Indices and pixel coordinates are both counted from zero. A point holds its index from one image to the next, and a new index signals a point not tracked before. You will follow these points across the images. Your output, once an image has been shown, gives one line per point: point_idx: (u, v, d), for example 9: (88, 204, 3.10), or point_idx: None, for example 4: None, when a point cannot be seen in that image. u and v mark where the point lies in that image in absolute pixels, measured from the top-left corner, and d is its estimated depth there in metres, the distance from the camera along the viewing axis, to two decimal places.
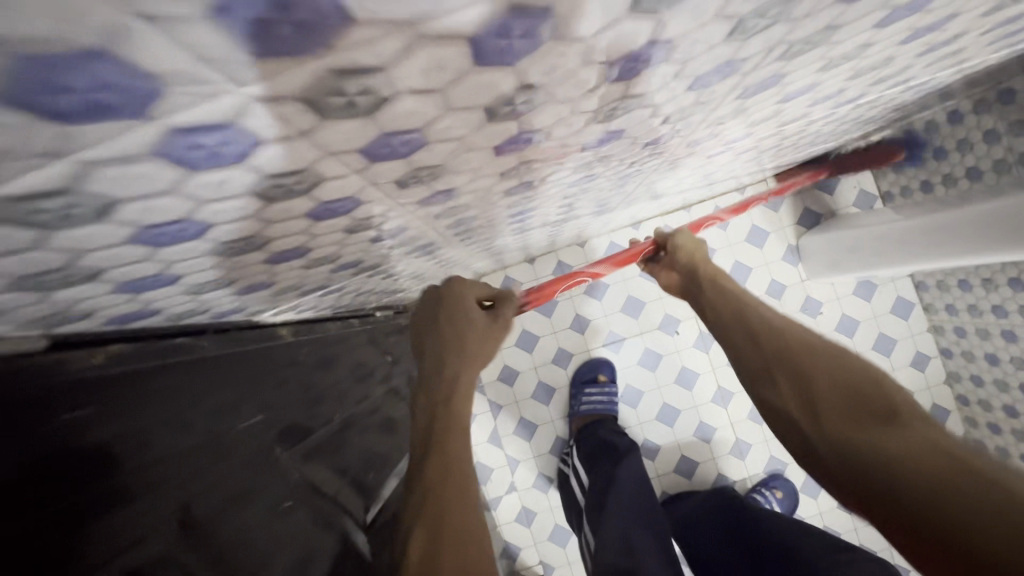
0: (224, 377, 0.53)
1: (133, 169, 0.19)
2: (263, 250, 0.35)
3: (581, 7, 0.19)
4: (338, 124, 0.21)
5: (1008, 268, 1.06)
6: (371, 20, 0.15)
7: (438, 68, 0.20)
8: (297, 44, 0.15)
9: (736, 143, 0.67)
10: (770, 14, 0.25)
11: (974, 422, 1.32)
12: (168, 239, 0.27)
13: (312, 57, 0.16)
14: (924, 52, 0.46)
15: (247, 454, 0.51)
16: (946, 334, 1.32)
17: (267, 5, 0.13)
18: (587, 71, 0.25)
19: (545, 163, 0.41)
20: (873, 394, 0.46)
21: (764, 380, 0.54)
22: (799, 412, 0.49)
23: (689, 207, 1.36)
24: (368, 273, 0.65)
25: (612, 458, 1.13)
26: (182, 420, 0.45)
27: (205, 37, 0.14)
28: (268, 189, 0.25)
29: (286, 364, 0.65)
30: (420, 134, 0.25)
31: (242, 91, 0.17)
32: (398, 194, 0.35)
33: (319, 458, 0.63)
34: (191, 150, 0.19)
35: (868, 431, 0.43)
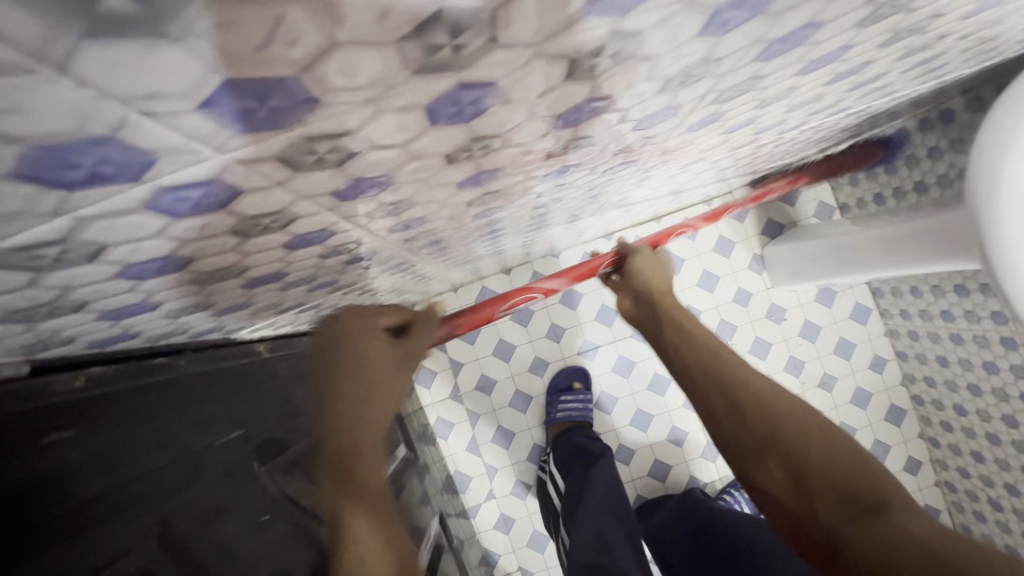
0: (202, 394, 0.54)
1: (123, 220, 0.21)
2: (243, 275, 0.37)
3: (520, 81, 0.22)
4: (313, 174, 0.24)
5: (952, 276, 1.13)
6: (334, 103, 0.18)
7: (400, 129, 0.23)
8: (272, 123, 0.18)
9: (695, 164, 0.71)
10: (692, 73, 0.29)
11: (929, 421, 1.39)
12: (153, 270, 0.29)
13: (285, 131, 0.19)
14: (852, 88, 0.51)
15: (230, 466, 0.53)
16: (901, 338, 1.39)
17: (248, 97, 0.16)
18: (535, 123, 0.28)
19: (508, 190, 0.44)
20: (859, 479, 0.49)
21: (746, 455, 0.55)
22: (788, 495, 0.51)
23: (659, 218, 1.41)
24: (342, 292, 0.67)
25: (584, 462, 1.17)
26: (164, 433, 0.46)
27: (190, 124, 0.16)
28: (245, 227, 0.28)
29: (260, 380, 0.66)
30: (385, 178, 0.28)
31: (224, 156, 0.19)
32: (368, 223, 0.37)
33: (300, 473, 0.64)
34: (177, 203, 0.22)
35: (861, 526, 0.46)
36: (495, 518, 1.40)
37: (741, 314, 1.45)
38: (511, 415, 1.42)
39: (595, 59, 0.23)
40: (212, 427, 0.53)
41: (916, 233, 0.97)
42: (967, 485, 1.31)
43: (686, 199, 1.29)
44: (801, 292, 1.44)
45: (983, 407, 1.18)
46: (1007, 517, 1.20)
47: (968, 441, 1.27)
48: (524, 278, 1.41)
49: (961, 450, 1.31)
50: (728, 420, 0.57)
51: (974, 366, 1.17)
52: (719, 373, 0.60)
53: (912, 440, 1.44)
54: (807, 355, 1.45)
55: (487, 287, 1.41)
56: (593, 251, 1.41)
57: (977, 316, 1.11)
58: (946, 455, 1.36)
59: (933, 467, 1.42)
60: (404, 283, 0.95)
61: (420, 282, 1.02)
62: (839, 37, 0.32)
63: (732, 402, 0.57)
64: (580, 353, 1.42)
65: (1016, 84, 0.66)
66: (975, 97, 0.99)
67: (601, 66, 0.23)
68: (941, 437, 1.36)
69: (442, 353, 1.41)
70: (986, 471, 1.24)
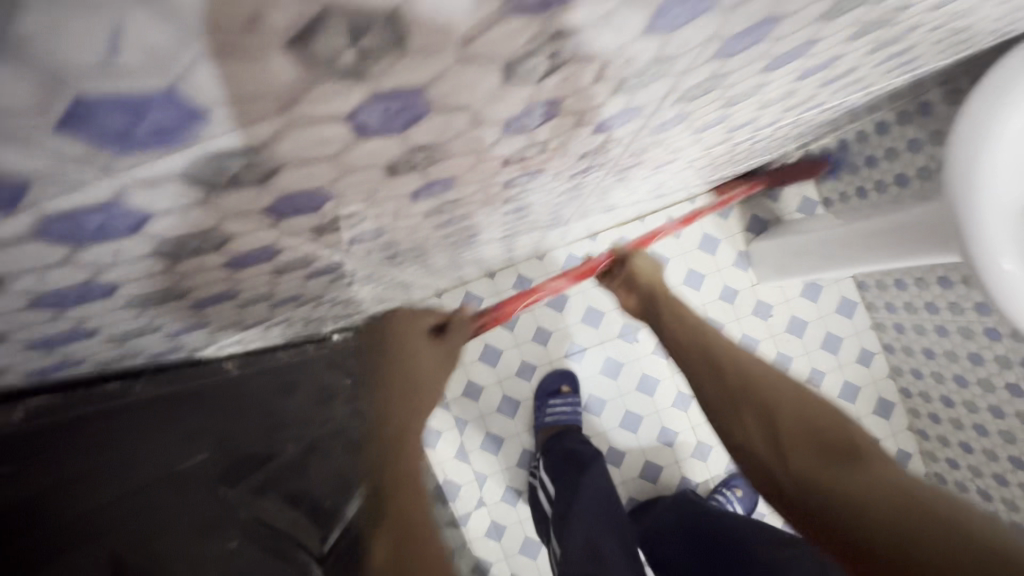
0: (165, 418, 0.51)
1: (17, 250, 0.19)
2: (188, 296, 0.35)
3: (450, 87, 0.20)
4: (234, 193, 0.22)
5: (936, 268, 1.13)
6: (229, 116, 0.16)
7: (321, 143, 0.21)
8: (160, 140, 0.16)
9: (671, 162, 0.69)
10: (645, 75, 0.28)
11: (917, 413, 1.39)
12: (76, 298, 0.27)
13: (182, 148, 0.17)
14: (824, 84, 0.50)
15: (198, 488, 0.49)
16: (887, 331, 1.39)
17: (119, 113, 0.14)
18: (480, 130, 0.26)
19: (469, 198, 0.42)
20: (833, 432, 0.51)
21: (727, 413, 0.57)
22: (762, 448, 0.53)
23: (643, 217, 1.39)
24: (311, 305, 0.65)
25: (576, 465, 1.15)
26: (115, 461, 0.43)
27: (60, 145, 0.14)
28: (171, 249, 0.26)
29: (237, 397, 0.63)
30: (321, 193, 0.26)
31: (117, 177, 0.17)
32: (318, 239, 0.35)
33: (278, 492, 0.58)
34: (78, 229, 0.20)
35: (833, 470, 0.48)
36: (487, 526, 1.38)
37: (728, 311, 1.44)
38: (499, 420, 1.40)
39: (532, 61, 0.21)
40: (189, 445, 0.51)
41: (899, 226, 0.96)
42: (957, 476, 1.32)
43: (670, 198, 1.28)
44: (787, 287, 1.44)
45: (971, 398, 1.18)
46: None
47: (956, 433, 1.27)
48: (510, 282, 1.39)
49: (949, 441, 1.31)
50: (714, 388, 0.59)
51: (960, 357, 1.16)
52: (707, 348, 0.63)
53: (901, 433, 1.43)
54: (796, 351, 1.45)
55: (472, 292, 1.39)
56: (578, 253, 1.39)
57: (961, 308, 1.11)
58: (936, 447, 1.36)
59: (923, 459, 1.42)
60: (383, 292, 0.93)
61: (401, 291, 1.00)
62: (802, 33, 0.31)
63: (721, 372, 0.60)
64: (567, 356, 1.41)
65: (989, 77, 0.66)
66: (952, 89, 0.99)
67: (540, 69, 0.22)
68: (930, 429, 1.36)
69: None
70: (975, 461, 1.24)
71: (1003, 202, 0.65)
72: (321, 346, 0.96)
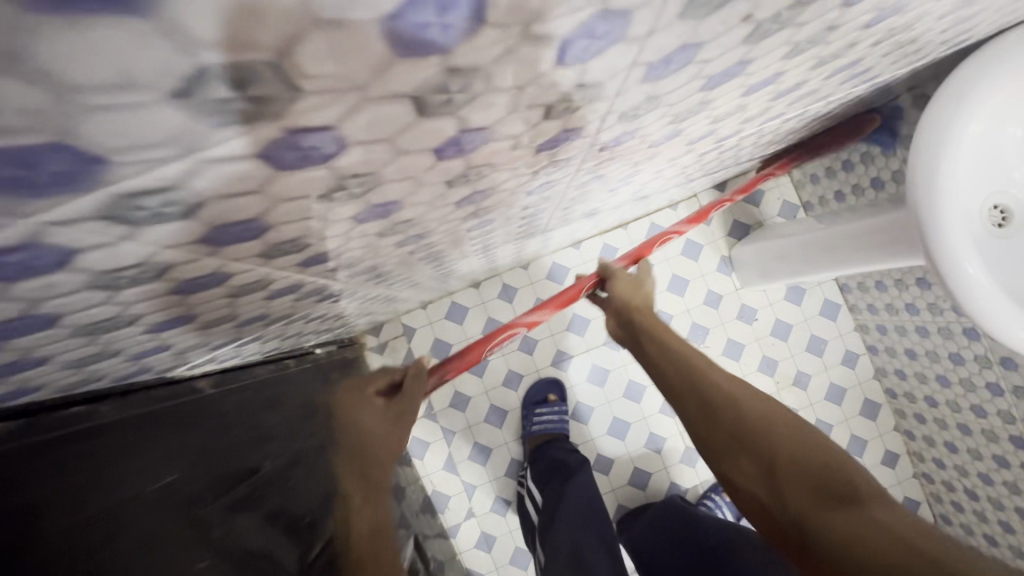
0: (132, 440, 0.50)
1: None
2: (138, 322, 0.36)
3: (362, 121, 0.21)
4: (158, 229, 0.23)
5: (914, 269, 1.15)
6: (133, 161, 0.17)
7: (240, 179, 0.22)
8: (63, 186, 0.17)
9: (639, 171, 0.71)
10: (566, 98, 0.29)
11: (903, 413, 1.39)
12: (16, 332, 0.27)
13: (90, 191, 0.18)
14: (772, 93, 0.52)
15: (167, 509, 0.47)
16: (871, 332, 1.40)
17: (12, 164, 0.15)
18: (408, 157, 0.28)
19: (424, 216, 0.44)
20: (829, 470, 0.56)
21: (724, 449, 0.63)
22: (760, 485, 0.59)
23: (626, 225, 1.41)
24: (285, 322, 0.65)
25: (561, 474, 1.15)
26: (74, 490, 0.42)
27: None
28: (106, 283, 0.26)
29: (212, 412, 0.63)
30: (255, 223, 0.27)
31: (27, 221, 0.18)
32: (271, 262, 0.36)
33: (258, 509, 0.55)
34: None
35: (827, 513, 0.53)
36: (476, 537, 1.38)
37: (711, 317, 1.45)
38: (485, 430, 1.40)
39: (443, 93, 0.22)
40: (162, 464, 0.50)
41: (875, 229, 0.97)
42: (944, 475, 1.32)
43: (651, 204, 1.30)
44: (771, 291, 1.45)
45: (953, 397, 1.19)
46: (983, 507, 1.22)
47: (941, 432, 1.27)
48: (495, 292, 1.40)
49: (935, 441, 1.31)
50: (704, 421, 0.65)
51: (941, 357, 1.17)
52: (691, 377, 0.69)
53: (888, 434, 1.44)
54: (781, 354, 1.46)
55: (457, 302, 1.39)
56: (561, 261, 1.40)
57: (939, 309, 1.12)
58: (922, 447, 1.37)
59: (911, 459, 1.43)
60: (366, 305, 0.93)
61: (383, 304, 1.01)
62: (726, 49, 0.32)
63: (707, 407, 0.66)
64: (553, 364, 1.41)
65: (948, 82, 0.67)
66: (921, 94, 1.02)
67: (452, 100, 0.23)
68: (915, 429, 1.37)
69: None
70: (960, 461, 1.25)
71: (960, 207, 0.66)
72: (301, 361, 0.96)
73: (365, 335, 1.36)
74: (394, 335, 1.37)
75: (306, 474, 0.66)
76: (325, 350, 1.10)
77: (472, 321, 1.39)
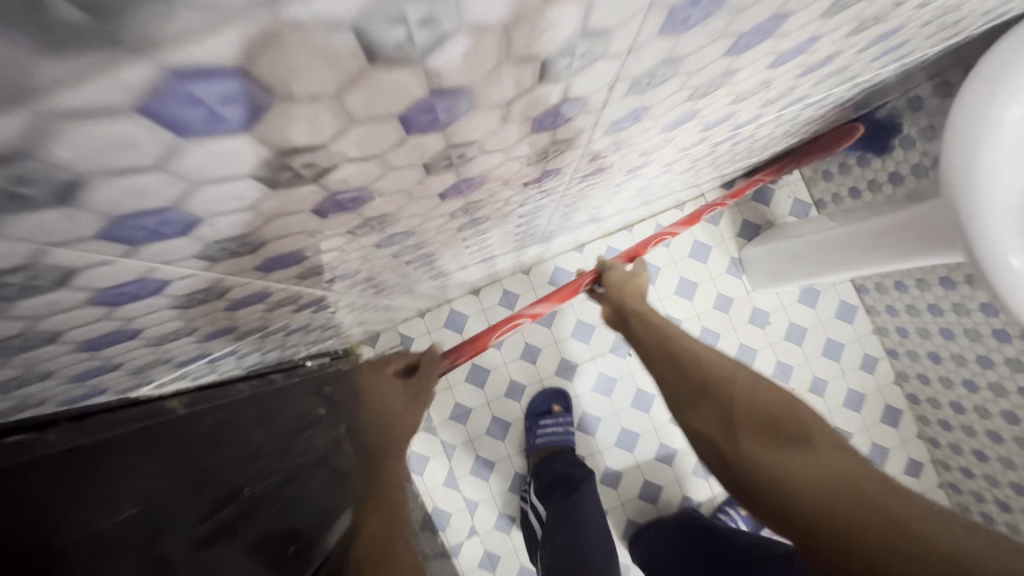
0: (191, 438, 0.51)
1: (81, 249, 0.21)
2: (218, 301, 0.37)
3: (491, 83, 0.22)
4: (283, 191, 0.24)
5: (938, 269, 1.15)
6: (300, 113, 0.18)
7: (370, 140, 0.22)
8: (229, 135, 0.17)
9: (682, 159, 0.72)
10: (658, 74, 0.30)
11: (926, 420, 1.40)
12: (123, 299, 0.28)
13: (249, 145, 0.18)
14: (822, 77, 0.53)
15: (220, 491, 0.47)
16: (891, 335, 1.40)
17: (201, 110, 0.15)
18: (508, 129, 0.28)
19: (485, 201, 0.45)
20: (783, 418, 0.58)
21: (691, 402, 0.66)
22: (719, 434, 0.61)
23: (631, 226, 1.40)
24: (328, 312, 0.66)
25: (566, 488, 1.20)
26: (143, 477, 0.43)
27: (144, 141, 0.16)
28: (212, 252, 0.27)
29: (230, 410, 0.61)
30: (362, 192, 0.28)
31: (180, 177, 0.19)
32: (354, 240, 0.37)
33: (292, 501, 0.55)
34: (135, 231, 0.21)
35: (780, 452, 0.55)
36: (480, 555, 1.36)
37: (724, 321, 1.45)
38: (488, 443, 1.39)
39: (566, 60, 0.23)
40: (176, 490, 0.44)
41: (890, 228, 0.96)
42: (973, 485, 1.32)
43: (655, 206, 1.29)
44: (784, 293, 1.45)
45: (982, 402, 1.19)
46: (1016, 516, 1.20)
47: (968, 440, 1.28)
48: (494, 298, 1.37)
49: (962, 449, 1.32)
50: (678, 379, 0.69)
51: (968, 361, 1.18)
52: (671, 348, 0.73)
53: (910, 441, 1.44)
54: (797, 360, 1.45)
55: (457, 310, 1.37)
56: (564, 264, 1.38)
57: (966, 309, 1.12)
58: (948, 455, 1.37)
59: (935, 468, 1.42)
60: (387, 305, 0.93)
61: (384, 311, 0.98)
62: (806, 29, 0.33)
63: (682, 368, 0.69)
64: (559, 372, 1.41)
65: (986, 58, 0.67)
66: (942, 82, 1.01)
67: (574, 65, 0.24)
68: (940, 436, 1.37)
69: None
70: (990, 470, 1.25)
71: (1002, 199, 0.66)
72: (292, 373, 0.86)
73: (362, 345, 1.32)
74: (392, 345, 1.35)
75: (315, 480, 0.62)
76: (318, 360, 1.04)
77: (470, 330, 1.36)
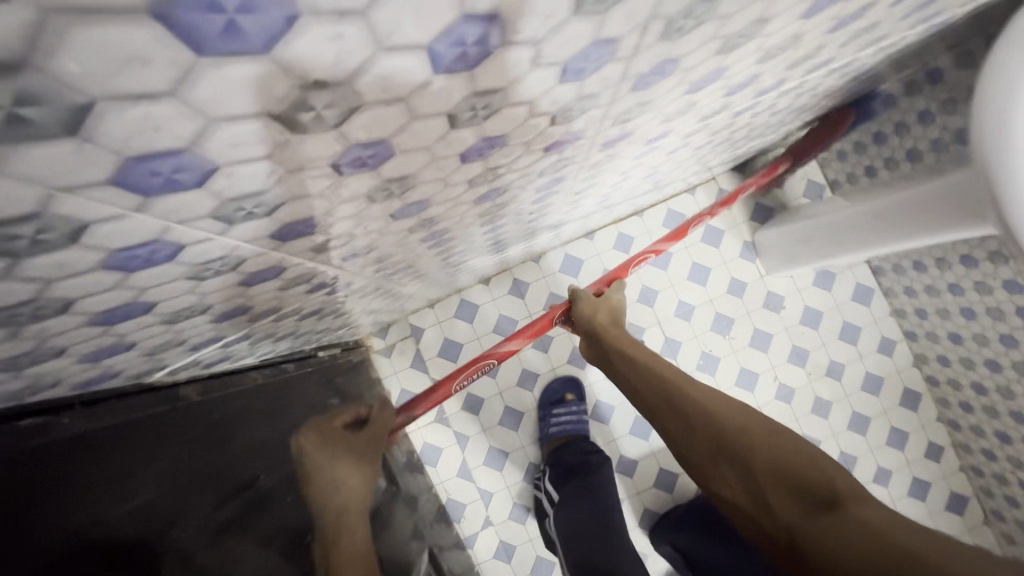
0: (153, 444, 0.51)
1: (96, 196, 0.22)
2: (243, 281, 0.39)
3: (518, 18, 0.23)
4: (215, 69, 0.18)
5: (957, 247, 1.11)
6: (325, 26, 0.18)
7: (387, 80, 0.23)
8: (238, 47, 0.17)
9: (692, 138, 0.71)
10: (693, 16, 0.30)
11: (947, 402, 1.35)
12: (140, 267, 0.30)
13: (264, 57, 0.18)
14: (833, 29, 0.49)
15: (144, 515, 0.46)
16: (908, 317, 1.36)
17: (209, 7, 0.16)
18: (516, 26, 0.23)
19: (507, 170, 0.44)
20: (802, 470, 0.57)
21: (707, 463, 0.66)
22: (741, 497, 0.60)
23: (642, 212, 1.38)
24: (327, 308, 0.67)
25: (581, 473, 1.20)
26: (61, 489, 0.41)
27: (125, 44, 0.15)
28: (231, 215, 0.28)
29: (227, 395, 0.66)
30: (339, 90, 0.22)
31: (184, 102, 0.19)
32: (379, 205, 0.38)
33: (261, 538, 0.56)
34: (151, 177, 0.22)
35: (811, 518, 0.53)
36: (495, 545, 1.34)
37: (738, 306, 1.42)
38: (501, 433, 1.37)
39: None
40: (185, 491, 0.51)
41: (906, 202, 0.91)
42: (995, 468, 1.28)
43: (668, 190, 1.27)
44: (799, 277, 1.42)
45: (1004, 383, 1.14)
46: None
47: (991, 421, 1.23)
48: (506, 287, 1.36)
49: (983, 432, 1.27)
50: (686, 440, 0.69)
51: (990, 341, 1.13)
52: (667, 396, 0.74)
53: (930, 424, 1.40)
54: (812, 344, 1.42)
55: (467, 300, 1.35)
56: (575, 252, 1.37)
57: (988, 287, 1.07)
58: (969, 438, 1.32)
59: (956, 452, 1.38)
60: (393, 293, 0.92)
61: (391, 300, 0.96)
62: None
63: (686, 424, 0.70)
64: (571, 360, 1.39)
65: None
66: (963, 52, 0.95)
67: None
68: (961, 419, 1.33)
69: (423, 375, 1.32)
70: (1013, 452, 1.20)
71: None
72: (303, 364, 0.90)
73: (371, 337, 1.32)
74: (403, 336, 1.33)
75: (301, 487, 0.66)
76: (329, 353, 1.05)
77: (483, 317, 1.35)
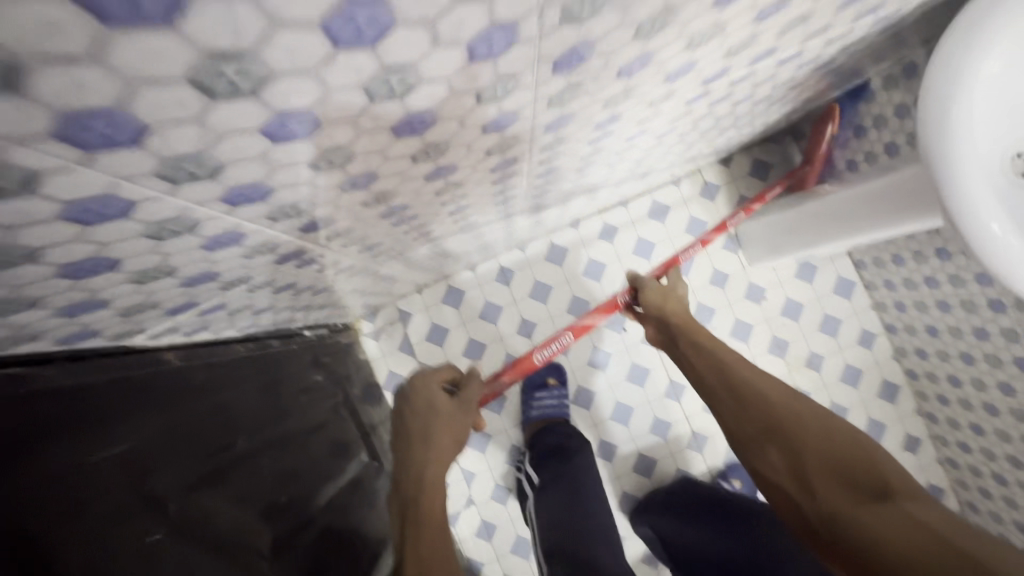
0: (177, 394, 0.62)
1: (139, 185, 0.30)
2: (241, 251, 0.48)
3: (430, 55, 0.29)
4: (227, 105, 0.26)
5: (934, 239, 1.13)
6: (288, 73, 0.25)
7: (338, 103, 0.30)
8: (237, 94, 0.25)
9: (654, 135, 0.77)
10: (593, 29, 0.35)
11: (925, 395, 1.38)
12: (166, 240, 0.38)
13: (254, 97, 0.26)
14: (784, 32, 0.53)
15: (170, 441, 0.57)
16: (888, 310, 1.40)
17: (217, 71, 0.23)
18: (443, 51, 0.29)
19: (463, 161, 0.51)
20: (855, 464, 0.58)
21: (756, 446, 0.67)
22: (788, 483, 0.61)
23: (625, 203, 1.46)
24: (314, 275, 0.75)
25: (561, 455, 1.27)
26: (111, 417, 0.52)
27: (165, 91, 0.23)
28: (234, 198, 0.37)
29: (230, 364, 0.76)
30: (308, 116, 0.30)
31: (204, 124, 0.27)
32: (346, 193, 0.46)
33: (261, 483, 0.67)
34: (179, 171, 0.30)
35: (860, 508, 0.54)
36: (477, 525, 1.44)
37: (720, 296, 1.48)
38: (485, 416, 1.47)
39: (494, 35, 0.30)
40: (163, 450, 0.55)
41: (876, 195, 0.99)
42: (969, 460, 1.30)
43: (650, 179, 1.34)
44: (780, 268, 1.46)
45: (977, 374, 1.17)
46: (1012, 490, 1.18)
47: (966, 414, 1.26)
48: (493, 275, 1.45)
49: (959, 424, 1.30)
50: (736, 423, 0.71)
51: (964, 333, 1.15)
52: (728, 378, 0.76)
53: (908, 417, 1.43)
54: (793, 335, 1.47)
55: (454, 286, 1.45)
56: (560, 241, 1.46)
57: (962, 280, 1.10)
58: (945, 431, 1.35)
59: (933, 444, 1.41)
60: (378, 272, 1.00)
61: (372, 280, 1.04)
62: None
63: (744, 407, 0.71)
64: None
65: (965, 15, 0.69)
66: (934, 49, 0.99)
67: (505, 39, 0.31)
68: (938, 411, 1.35)
69: (410, 357, 1.42)
70: (986, 443, 1.22)
71: (973, 150, 0.62)
72: (289, 341, 0.99)
73: (361, 321, 1.42)
74: (391, 320, 1.44)
75: (290, 458, 0.76)
76: (315, 332, 1.15)
77: (469, 303, 1.44)
